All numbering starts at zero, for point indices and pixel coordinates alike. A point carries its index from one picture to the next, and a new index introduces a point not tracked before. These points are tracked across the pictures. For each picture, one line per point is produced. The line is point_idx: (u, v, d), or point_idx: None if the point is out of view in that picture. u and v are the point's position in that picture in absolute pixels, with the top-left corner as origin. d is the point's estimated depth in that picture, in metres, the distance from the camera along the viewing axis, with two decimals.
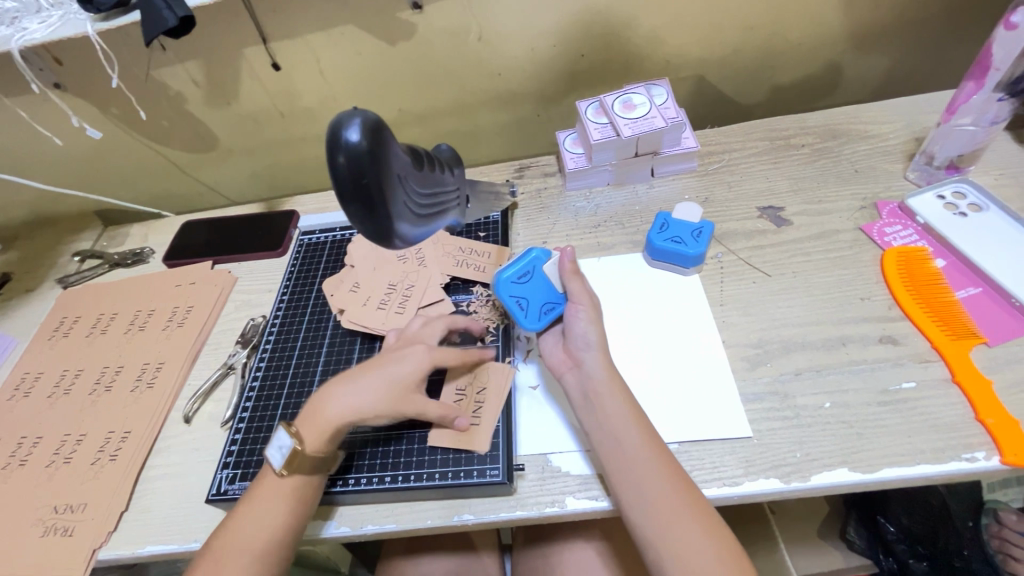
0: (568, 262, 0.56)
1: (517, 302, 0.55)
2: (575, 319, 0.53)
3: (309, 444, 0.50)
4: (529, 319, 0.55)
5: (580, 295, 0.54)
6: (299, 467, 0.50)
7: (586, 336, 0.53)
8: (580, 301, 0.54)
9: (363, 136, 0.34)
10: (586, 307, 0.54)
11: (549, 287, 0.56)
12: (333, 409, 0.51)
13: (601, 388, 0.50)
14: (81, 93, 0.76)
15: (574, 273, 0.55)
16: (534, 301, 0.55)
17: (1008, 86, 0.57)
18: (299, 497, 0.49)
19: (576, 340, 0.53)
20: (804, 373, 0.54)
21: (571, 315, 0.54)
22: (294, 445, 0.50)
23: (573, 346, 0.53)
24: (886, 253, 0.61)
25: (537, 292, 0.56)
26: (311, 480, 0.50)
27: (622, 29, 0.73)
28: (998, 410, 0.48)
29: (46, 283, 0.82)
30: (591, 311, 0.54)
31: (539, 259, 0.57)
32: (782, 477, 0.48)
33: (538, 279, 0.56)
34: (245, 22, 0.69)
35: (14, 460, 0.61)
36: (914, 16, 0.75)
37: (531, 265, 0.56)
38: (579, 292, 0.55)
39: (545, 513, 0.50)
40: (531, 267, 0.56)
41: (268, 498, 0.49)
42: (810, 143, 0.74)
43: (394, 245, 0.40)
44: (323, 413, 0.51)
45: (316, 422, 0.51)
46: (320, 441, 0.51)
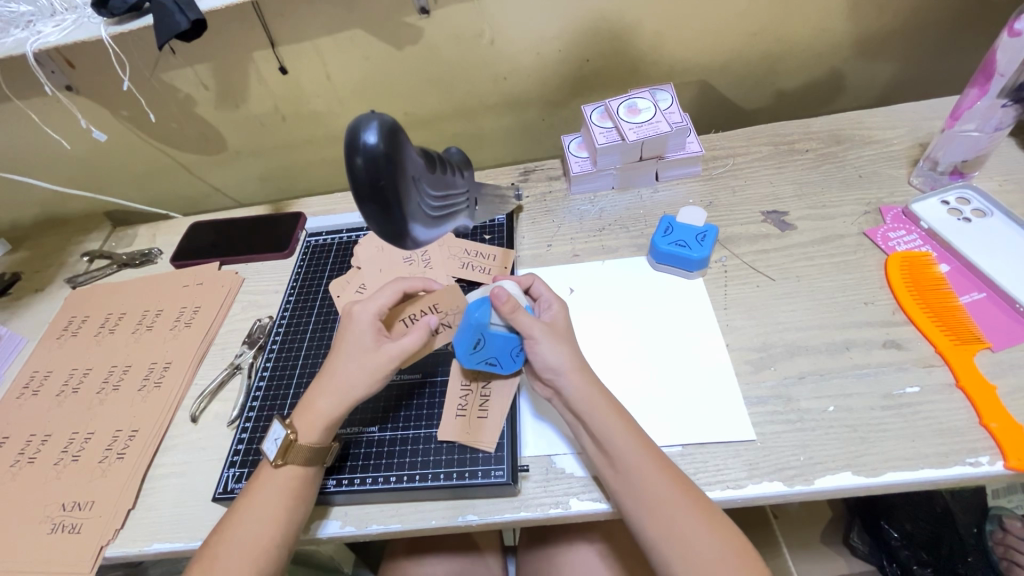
0: (507, 305, 0.50)
1: (486, 362, 0.54)
2: (535, 352, 0.51)
3: (304, 434, 0.51)
4: (506, 366, 0.54)
5: (532, 329, 0.50)
6: (295, 457, 0.50)
7: (552, 365, 0.50)
8: (535, 335, 0.50)
9: (380, 139, 0.34)
10: (543, 337, 0.50)
11: (505, 342, 0.52)
12: (322, 400, 0.52)
13: (584, 406, 0.49)
14: (92, 95, 0.77)
15: (514, 312, 0.50)
16: (501, 356, 0.53)
17: (1013, 92, 0.57)
18: (295, 489, 0.50)
19: (543, 370, 0.51)
20: (808, 377, 0.54)
21: (530, 350, 0.51)
22: (288, 435, 0.51)
23: (543, 375, 0.51)
24: (889, 258, 0.61)
25: (498, 350, 0.52)
26: (306, 471, 0.51)
27: (627, 34, 0.74)
28: (1002, 415, 0.49)
29: (55, 283, 0.83)
30: (547, 338, 0.51)
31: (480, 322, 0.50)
32: (785, 481, 0.48)
33: (490, 341, 0.51)
34: (255, 26, 0.70)
35: (22, 458, 0.62)
36: (918, 22, 0.76)
37: (478, 333, 0.51)
38: (531, 327, 0.50)
39: (549, 514, 0.50)
40: (478, 336, 0.51)
41: (265, 489, 0.49)
42: (814, 148, 0.75)
43: (408, 246, 0.40)
44: (315, 405, 0.52)
45: (311, 414, 0.51)
46: (315, 432, 0.51)
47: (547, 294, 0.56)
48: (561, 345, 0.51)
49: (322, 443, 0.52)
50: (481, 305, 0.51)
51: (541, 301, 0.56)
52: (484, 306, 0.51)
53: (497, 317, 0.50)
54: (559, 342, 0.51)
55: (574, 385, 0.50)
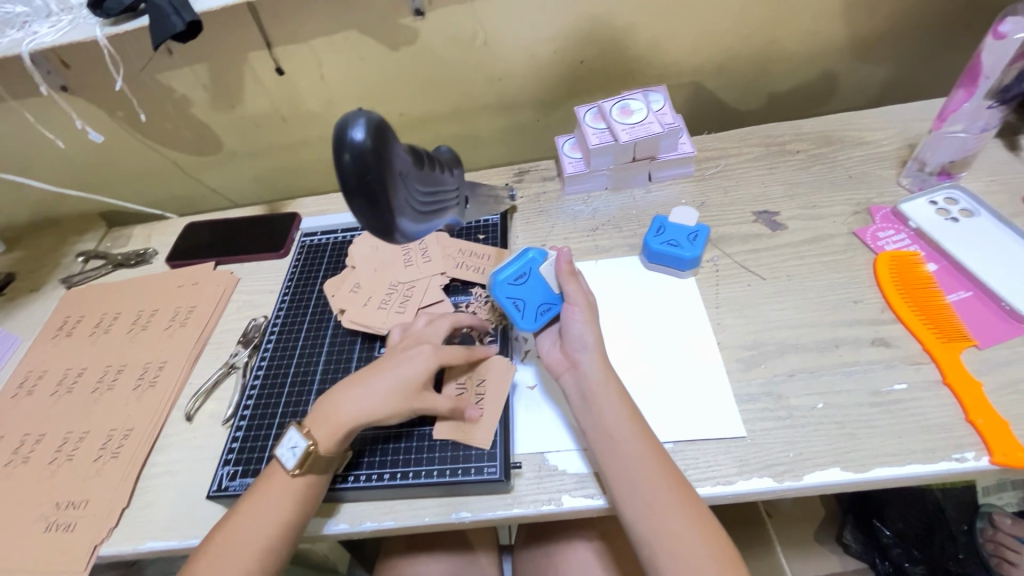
0: (564, 262, 0.56)
1: (513, 303, 0.57)
2: (570, 320, 0.54)
3: (325, 447, 0.51)
4: (525, 320, 0.56)
5: (577, 296, 0.54)
6: (314, 469, 0.50)
7: (582, 338, 0.53)
8: (577, 302, 0.54)
9: (368, 135, 0.35)
10: (582, 308, 0.54)
11: (545, 288, 0.57)
12: (348, 410, 0.52)
13: (596, 389, 0.51)
14: (88, 96, 0.78)
15: (570, 272, 0.55)
16: (529, 302, 0.56)
17: (999, 93, 0.58)
18: (311, 495, 0.50)
19: (572, 342, 0.53)
20: (798, 374, 0.55)
21: (568, 316, 0.54)
22: (309, 447, 0.50)
23: (569, 348, 0.53)
24: (878, 257, 0.62)
25: (532, 293, 0.57)
26: (321, 481, 0.51)
27: (620, 36, 0.75)
28: (988, 411, 0.49)
29: (50, 283, 0.83)
30: (586, 310, 0.54)
31: (536, 261, 0.58)
32: (775, 477, 0.49)
33: (534, 280, 0.57)
34: (251, 27, 0.70)
35: (17, 457, 0.62)
36: (908, 25, 0.77)
37: (528, 267, 0.58)
38: (576, 293, 0.55)
39: (542, 511, 0.50)
40: (527, 268, 0.58)
41: (274, 495, 0.49)
42: (805, 149, 0.75)
43: (397, 241, 0.41)
44: (341, 415, 0.52)
45: (336, 423, 0.51)
46: (334, 442, 0.51)
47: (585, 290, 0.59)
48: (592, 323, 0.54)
49: (338, 451, 0.52)
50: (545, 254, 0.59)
51: None
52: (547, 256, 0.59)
53: (551, 267, 0.57)
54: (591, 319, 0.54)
55: (593, 366, 0.52)
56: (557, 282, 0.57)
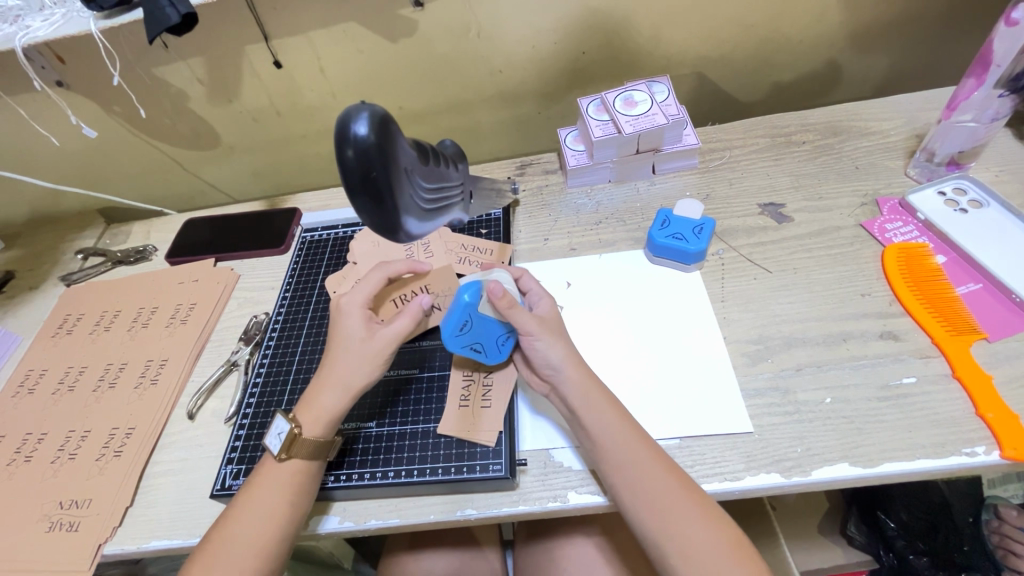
0: (501, 296, 0.50)
1: (472, 348, 0.53)
2: (531, 348, 0.51)
3: (307, 429, 0.51)
4: (490, 356, 0.54)
5: (528, 325, 0.51)
6: (299, 452, 0.50)
7: (549, 361, 0.51)
8: (531, 331, 0.51)
9: (371, 130, 0.34)
10: (539, 334, 0.51)
11: (491, 326, 0.52)
12: (326, 395, 0.52)
13: (579, 402, 0.49)
14: (84, 91, 0.76)
15: (511, 307, 0.50)
16: (487, 342, 0.53)
17: (1009, 82, 0.56)
18: (298, 483, 0.49)
19: (541, 365, 0.51)
20: (805, 369, 0.54)
21: (527, 345, 0.51)
22: (294, 430, 0.50)
23: (540, 369, 0.52)
24: (886, 249, 0.61)
25: (486, 334, 0.53)
26: (310, 466, 0.50)
27: (623, 26, 0.74)
28: (998, 405, 0.49)
29: (49, 281, 0.82)
30: (543, 333, 0.51)
31: (471, 304, 0.51)
32: (783, 472, 0.48)
33: (479, 324, 0.52)
34: (247, 20, 0.69)
35: (19, 456, 0.62)
36: (915, 13, 0.75)
37: (467, 314, 0.51)
38: (526, 323, 0.51)
39: (548, 508, 0.50)
40: (467, 315, 0.51)
41: (274, 484, 0.49)
42: (810, 140, 0.74)
43: (402, 239, 0.40)
44: (319, 400, 0.52)
45: (316, 409, 0.52)
46: (317, 425, 0.51)
47: (536, 288, 0.56)
48: (555, 339, 0.51)
49: (324, 437, 0.51)
50: (474, 288, 0.52)
51: (531, 295, 0.56)
52: (478, 290, 0.52)
53: (488, 303, 0.51)
54: (554, 337, 0.52)
55: (570, 379, 0.50)
56: (501, 317, 0.52)
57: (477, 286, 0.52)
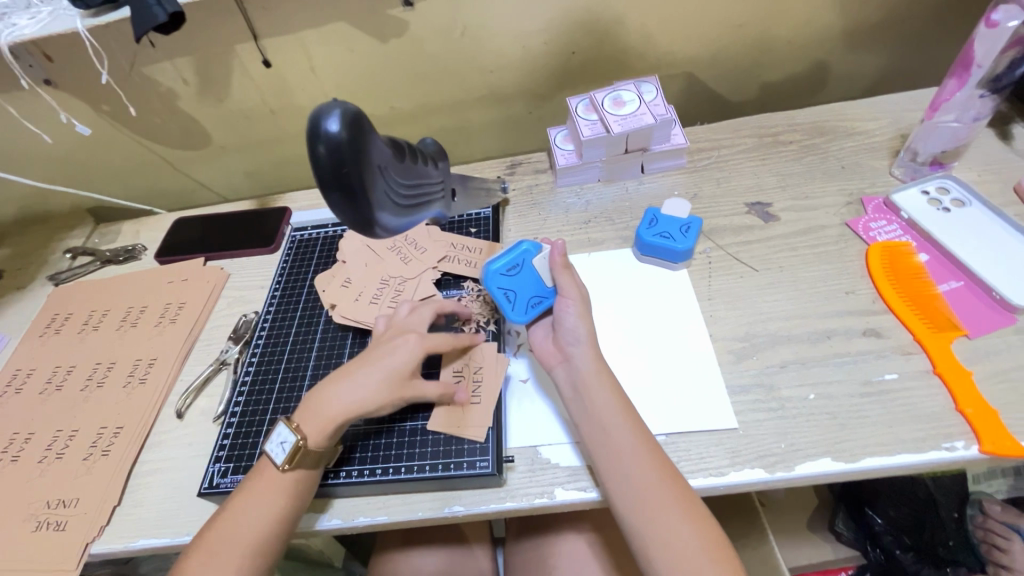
0: (559, 255, 0.56)
1: (505, 293, 0.57)
2: (565, 313, 0.54)
3: (313, 442, 0.50)
4: (515, 310, 0.56)
5: (569, 290, 0.55)
6: (303, 463, 0.50)
7: (575, 330, 0.53)
8: (570, 296, 0.54)
9: (342, 126, 0.34)
10: (577, 302, 0.54)
11: (536, 280, 0.57)
12: (335, 406, 0.51)
13: (589, 380, 0.51)
14: (72, 90, 0.76)
15: (563, 266, 0.56)
16: (520, 293, 0.57)
17: (990, 83, 0.58)
18: (298, 488, 0.50)
19: (565, 335, 0.53)
20: (790, 365, 0.55)
21: (561, 308, 0.54)
22: (299, 442, 0.50)
23: (563, 341, 0.53)
24: (870, 248, 0.62)
25: (525, 283, 0.57)
26: (311, 475, 0.51)
27: (612, 26, 0.74)
28: (977, 401, 0.49)
29: (37, 280, 0.82)
30: (580, 301, 0.54)
31: (530, 253, 0.58)
32: (767, 468, 0.49)
33: (527, 273, 0.57)
34: (236, 20, 0.69)
35: (6, 456, 0.61)
36: (901, 14, 0.76)
37: (522, 258, 0.58)
38: (568, 287, 0.55)
39: (535, 504, 0.50)
40: (520, 259, 0.58)
41: (272, 490, 0.49)
42: (798, 140, 0.75)
43: (378, 235, 0.41)
44: (330, 412, 0.51)
45: (320, 419, 0.51)
46: (322, 438, 0.51)
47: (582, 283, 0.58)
48: (585, 313, 0.54)
49: (328, 447, 0.51)
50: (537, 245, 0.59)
51: None
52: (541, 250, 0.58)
53: (545, 258, 0.57)
54: (585, 311, 0.54)
55: (586, 356, 0.52)
56: (551, 275, 0.57)
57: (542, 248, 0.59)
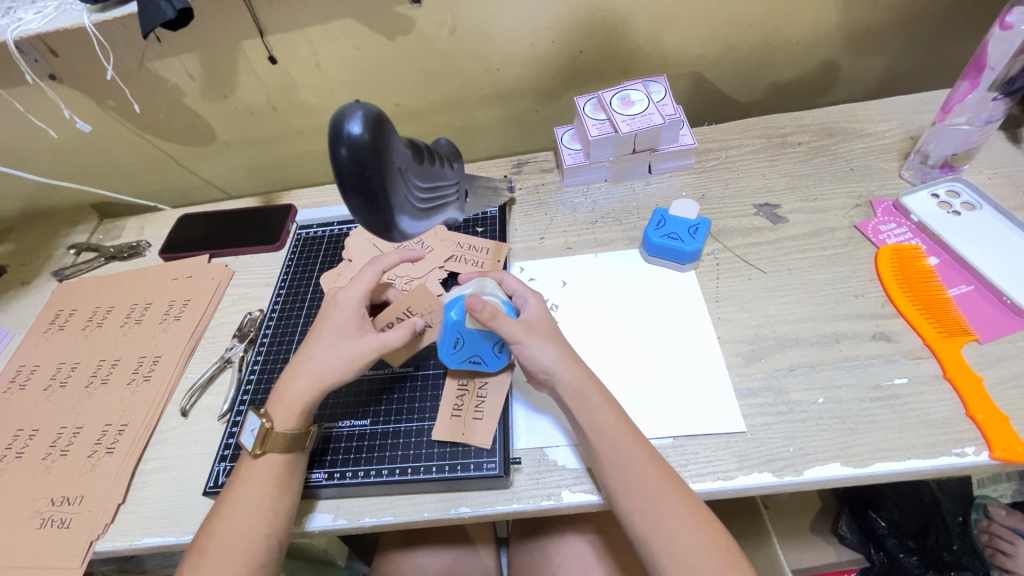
0: (482, 309, 0.50)
1: (471, 361, 0.55)
2: (523, 353, 0.51)
3: (280, 422, 0.51)
4: (492, 364, 0.55)
5: (516, 334, 0.50)
6: (272, 446, 0.50)
7: (541, 364, 0.50)
8: (519, 339, 0.50)
9: (365, 130, 0.34)
10: (530, 338, 0.51)
11: (482, 338, 0.53)
12: (297, 385, 0.52)
13: (574, 403, 0.49)
14: (77, 85, 0.76)
15: (495, 320, 0.50)
16: (484, 352, 0.54)
17: (1004, 86, 0.57)
18: (277, 477, 0.49)
19: (534, 369, 0.51)
20: (798, 369, 0.55)
21: (518, 352, 0.51)
22: (265, 424, 0.50)
23: (533, 374, 0.52)
24: (880, 251, 0.61)
25: (479, 345, 0.54)
26: (287, 460, 0.50)
27: (620, 25, 0.73)
28: (988, 406, 0.49)
29: (42, 276, 0.82)
30: (532, 338, 0.51)
31: (459, 320, 0.53)
32: (775, 472, 0.49)
33: (471, 337, 0.53)
34: (243, 16, 0.69)
35: (10, 452, 0.61)
36: (912, 16, 0.76)
37: (457, 332, 0.53)
38: (513, 333, 0.50)
39: (541, 506, 0.50)
40: (456, 333, 0.53)
41: (253, 480, 0.49)
42: (806, 141, 0.75)
43: (395, 238, 0.40)
44: (289, 391, 0.52)
45: (286, 401, 0.52)
46: (289, 417, 0.51)
47: (521, 289, 0.56)
48: (547, 342, 0.51)
49: (298, 430, 0.51)
50: (459, 305, 0.53)
51: (518, 296, 0.56)
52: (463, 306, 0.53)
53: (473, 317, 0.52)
54: (544, 339, 0.51)
55: (567, 379, 0.50)
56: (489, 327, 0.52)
57: (461, 303, 0.53)
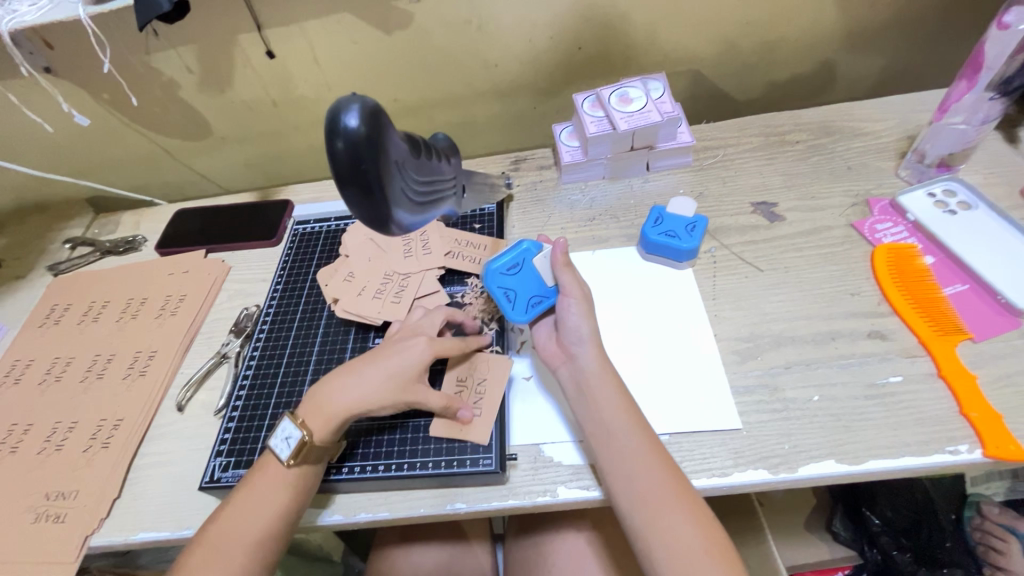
0: (560, 254, 0.56)
1: (504, 292, 0.57)
2: (566, 314, 0.54)
3: (319, 435, 0.51)
4: (517, 311, 0.56)
5: (574, 289, 0.54)
6: (308, 458, 0.50)
7: (578, 331, 0.53)
8: (573, 296, 0.54)
9: (362, 122, 0.34)
10: (578, 301, 0.54)
11: (538, 280, 0.57)
12: (340, 398, 0.51)
13: (593, 380, 0.51)
14: (73, 78, 0.75)
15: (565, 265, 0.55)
16: (520, 292, 0.57)
17: (1000, 85, 0.57)
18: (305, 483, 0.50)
19: (569, 334, 0.53)
20: (794, 366, 0.55)
21: (564, 309, 0.54)
22: (304, 438, 0.50)
23: (566, 340, 0.53)
24: (876, 249, 0.62)
25: (525, 285, 0.57)
26: (316, 472, 0.51)
27: (619, 22, 0.73)
28: (982, 404, 0.49)
29: (36, 270, 0.81)
30: (580, 303, 0.54)
31: (531, 253, 0.59)
32: (770, 469, 0.49)
33: (528, 273, 0.58)
34: (240, 10, 0.68)
35: (5, 446, 0.61)
36: (909, 15, 0.76)
37: (524, 258, 0.59)
38: (571, 286, 0.54)
39: (538, 502, 0.50)
40: (521, 260, 0.59)
41: (269, 486, 0.49)
42: (804, 140, 0.75)
43: (392, 232, 0.40)
44: (332, 403, 0.51)
45: (327, 412, 0.51)
46: (327, 430, 0.51)
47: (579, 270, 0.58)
48: (587, 314, 0.54)
49: (332, 439, 0.51)
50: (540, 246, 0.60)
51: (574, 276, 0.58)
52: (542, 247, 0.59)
53: (545, 259, 0.58)
54: (586, 311, 0.54)
55: (591, 355, 0.51)
56: (552, 274, 0.57)
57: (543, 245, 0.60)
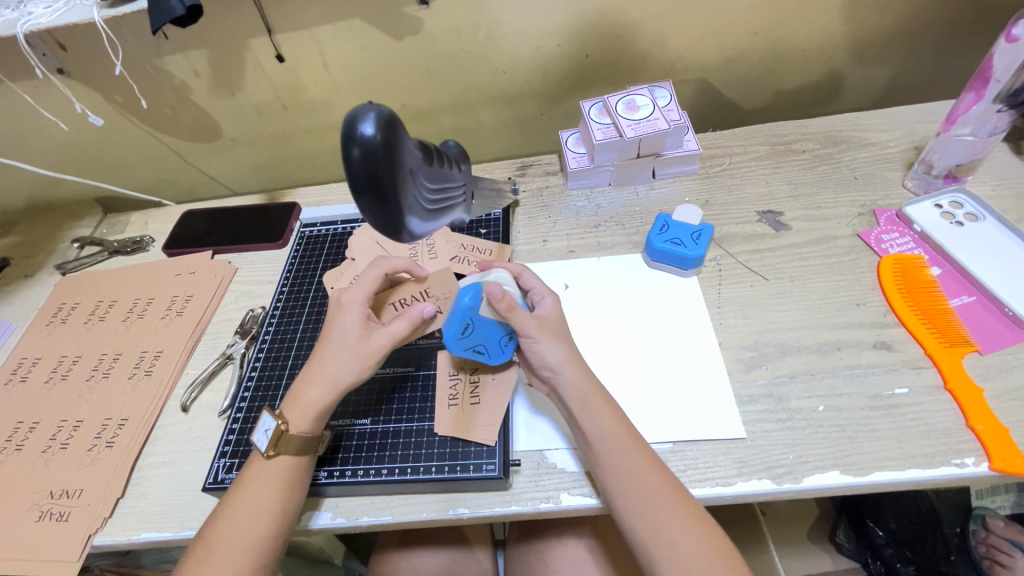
0: (501, 301, 0.49)
1: (474, 350, 0.53)
2: (532, 350, 0.51)
3: (294, 424, 0.51)
4: (494, 357, 0.54)
5: (528, 327, 0.50)
6: (285, 448, 0.50)
7: (548, 363, 0.50)
8: (531, 334, 0.50)
9: (378, 131, 0.34)
10: (539, 335, 0.51)
11: (495, 328, 0.51)
12: (314, 389, 0.52)
13: (575, 406, 0.49)
14: (85, 79, 0.76)
15: (511, 310, 0.49)
16: (489, 344, 0.53)
17: (1008, 98, 0.57)
18: (286, 478, 0.49)
19: (539, 366, 0.51)
20: (799, 376, 0.55)
21: (527, 347, 0.51)
22: (278, 426, 0.50)
23: (541, 370, 0.52)
24: (882, 260, 0.62)
25: (487, 336, 0.52)
26: (302, 462, 0.51)
27: (627, 31, 0.74)
28: (988, 418, 0.49)
29: (45, 269, 0.82)
30: (543, 334, 0.51)
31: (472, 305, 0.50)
32: (774, 479, 0.49)
33: (480, 325, 0.51)
34: (252, 14, 0.69)
35: (10, 445, 0.61)
36: (918, 26, 0.76)
37: (469, 318, 0.50)
38: (527, 326, 0.50)
39: (540, 509, 0.50)
40: (467, 318, 0.50)
41: (261, 481, 0.49)
42: (810, 149, 0.75)
43: (405, 239, 0.41)
44: (305, 395, 0.52)
45: (300, 404, 0.51)
46: (304, 420, 0.51)
47: (538, 286, 0.56)
48: (556, 340, 0.51)
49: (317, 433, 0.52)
50: (473, 290, 0.50)
51: (534, 293, 0.56)
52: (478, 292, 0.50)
53: (488, 306, 0.50)
54: (553, 337, 0.51)
55: (568, 380, 0.50)
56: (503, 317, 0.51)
57: (476, 288, 0.50)
